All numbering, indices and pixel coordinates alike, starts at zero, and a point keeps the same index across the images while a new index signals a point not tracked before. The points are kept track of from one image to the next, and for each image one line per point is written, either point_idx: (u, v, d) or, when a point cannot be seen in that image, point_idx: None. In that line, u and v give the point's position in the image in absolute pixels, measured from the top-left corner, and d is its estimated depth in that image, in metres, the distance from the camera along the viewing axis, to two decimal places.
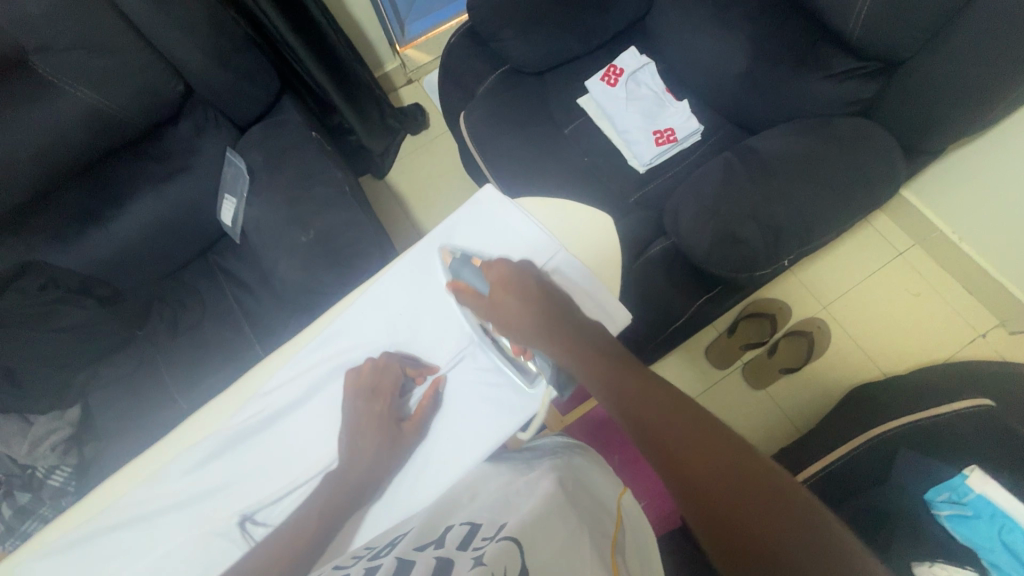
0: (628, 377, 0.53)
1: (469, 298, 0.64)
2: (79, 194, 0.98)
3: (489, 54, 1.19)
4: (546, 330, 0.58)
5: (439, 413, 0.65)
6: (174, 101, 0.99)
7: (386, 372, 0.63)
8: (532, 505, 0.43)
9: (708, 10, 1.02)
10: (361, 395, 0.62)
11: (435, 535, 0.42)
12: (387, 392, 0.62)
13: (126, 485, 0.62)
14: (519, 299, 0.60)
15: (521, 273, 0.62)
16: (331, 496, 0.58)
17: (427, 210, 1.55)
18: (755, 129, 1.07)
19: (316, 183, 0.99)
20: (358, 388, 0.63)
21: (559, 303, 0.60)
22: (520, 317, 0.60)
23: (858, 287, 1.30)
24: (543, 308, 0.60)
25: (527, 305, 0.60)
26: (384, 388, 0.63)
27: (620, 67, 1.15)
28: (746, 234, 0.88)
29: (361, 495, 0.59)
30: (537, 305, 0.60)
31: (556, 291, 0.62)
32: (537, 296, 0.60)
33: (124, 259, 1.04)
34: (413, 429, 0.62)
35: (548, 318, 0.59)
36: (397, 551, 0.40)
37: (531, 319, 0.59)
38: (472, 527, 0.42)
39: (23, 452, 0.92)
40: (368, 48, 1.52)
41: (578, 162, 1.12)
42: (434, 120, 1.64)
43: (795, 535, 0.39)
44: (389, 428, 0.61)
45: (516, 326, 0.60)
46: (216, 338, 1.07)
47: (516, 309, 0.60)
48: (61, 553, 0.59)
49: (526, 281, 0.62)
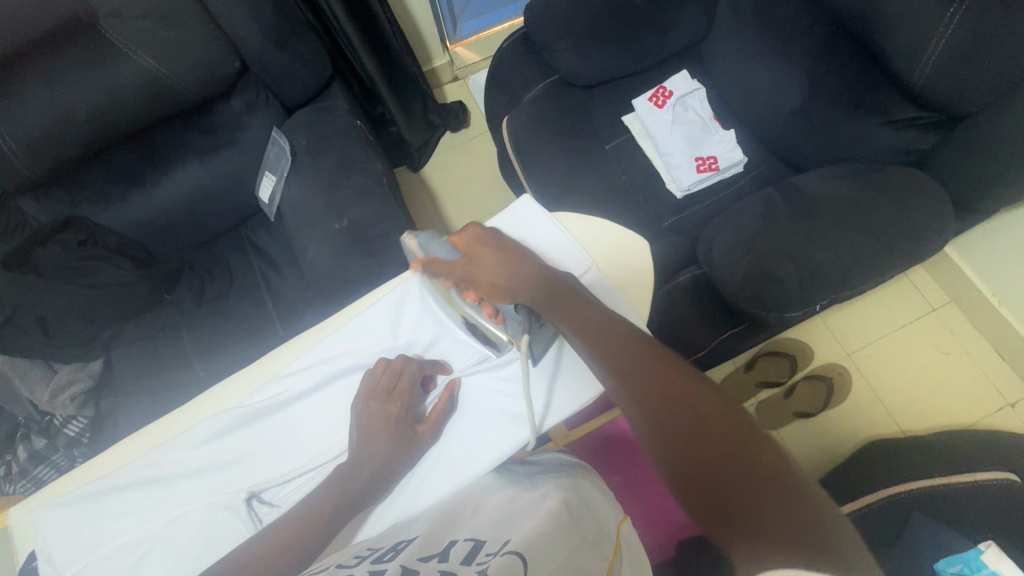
0: (626, 347, 0.52)
1: (442, 267, 0.63)
2: (129, 156, 1.02)
3: (541, 62, 1.19)
4: (534, 290, 0.59)
5: (453, 417, 0.64)
6: (230, 76, 1.00)
7: (404, 373, 0.63)
8: (536, 523, 0.43)
9: (769, 41, 1.00)
10: (375, 398, 0.61)
11: (438, 547, 0.42)
12: (404, 394, 0.62)
13: (145, 446, 0.64)
14: (498, 257, 0.62)
15: (490, 237, 0.65)
16: (341, 491, 0.57)
17: (458, 209, 1.56)
18: (801, 168, 1.05)
19: (355, 173, 1.00)
20: (374, 390, 0.62)
21: (545, 272, 0.61)
22: (501, 275, 0.61)
23: (886, 339, 1.27)
24: (516, 265, 0.61)
25: (509, 261, 0.62)
26: (402, 391, 0.62)
27: (670, 90, 1.14)
28: (780, 274, 0.86)
29: (374, 488, 0.58)
30: (517, 261, 0.62)
31: (535, 258, 0.63)
32: (516, 256, 0.62)
33: (161, 223, 1.07)
34: (427, 433, 0.62)
35: (531, 281, 0.60)
36: (402, 558, 0.40)
37: (519, 287, 0.60)
38: (476, 544, 0.41)
39: (44, 399, 0.97)
40: (420, 43, 1.53)
41: (616, 179, 1.12)
42: (476, 120, 1.65)
43: (774, 514, 0.37)
44: (403, 431, 0.60)
45: (495, 279, 0.61)
46: (240, 311, 1.09)
47: (505, 287, 0.60)
48: (69, 505, 0.60)
49: (508, 248, 0.64)
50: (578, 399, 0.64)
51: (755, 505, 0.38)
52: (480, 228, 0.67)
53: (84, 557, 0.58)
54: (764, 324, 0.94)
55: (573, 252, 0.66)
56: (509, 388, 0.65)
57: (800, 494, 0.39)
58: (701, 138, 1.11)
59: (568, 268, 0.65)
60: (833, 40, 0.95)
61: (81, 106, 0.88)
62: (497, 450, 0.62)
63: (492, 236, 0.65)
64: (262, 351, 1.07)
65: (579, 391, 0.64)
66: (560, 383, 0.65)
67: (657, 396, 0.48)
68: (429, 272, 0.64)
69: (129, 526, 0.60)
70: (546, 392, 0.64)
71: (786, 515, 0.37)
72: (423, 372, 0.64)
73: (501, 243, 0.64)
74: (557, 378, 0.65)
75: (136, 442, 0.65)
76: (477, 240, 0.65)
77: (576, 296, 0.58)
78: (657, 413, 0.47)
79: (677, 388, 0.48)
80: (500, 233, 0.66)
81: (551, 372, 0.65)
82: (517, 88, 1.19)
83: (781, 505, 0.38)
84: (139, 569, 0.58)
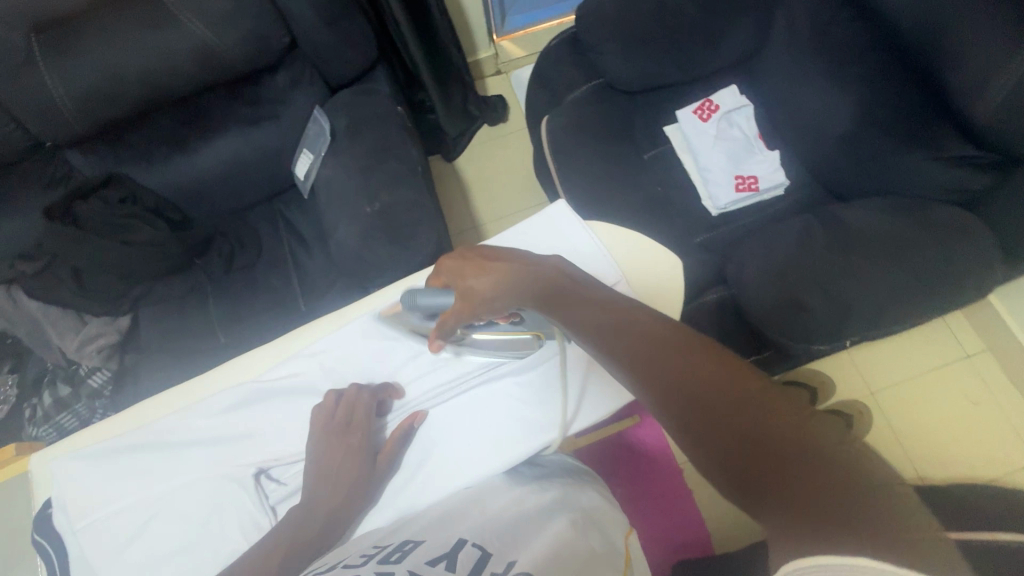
0: (631, 332, 0.47)
1: (453, 321, 0.60)
2: (173, 121, 1.04)
3: (587, 64, 1.17)
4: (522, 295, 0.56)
5: (412, 451, 0.62)
6: (278, 52, 1.01)
7: (359, 406, 0.61)
8: (543, 544, 0.41)
9: (825, 62, 0.96)
10: (332, 431, 0.59)
11: (447, 548, 0.41)
12: (361, 426, 0.59)
13: (164, 409, 0.66)
14: (491, 267, 0.58)
15: (468, 253, 0.62)
16: (293, 529, 0.54)
17: (488, 203, 1.55)
18: (846, 197, 1.01)
19: (390, 158, 1.00)
20: (329, 424, 0.60)
21: (530, 270, 0.56)
22: (492, 290, 0.57)
23: (911, 381, 1.23)
24: (501, 270, 0.57)
25: (490, 272, 0.58)
26: (358, 423, 0.59)
27: (716, 104, 1.12)
28: (812, 304, 0.84)
29: (349, 508, 0.56)
30: (516, 265, 0.57)
31: (521, 256, 0.59)
32: (512, 263, 0.58)
33: (199, 189, 1.10)
34: (385, 464, 0.60)
35: (517, 286, 0.56)
36: (410, 562, 0.39)
37: (512, 298, 0.56)
38: (483, 553, 0.40)
39: (73, 347, 1.01)
40: (468, 33, 1.53)
41: (651, 190, 1.10)
42: (515, 116, 1.64)
43: (820, 481, 0.35)
44: (361, 463, 0.58)
45: (486, 296, 0.58)
46: (265, 283, 1.11)
47: (498, 301, 0.57)
48: (86, 457, 0.61)
49: (505, 254, 0.60)
50: (611, 404, 0.62)
51: (819, 512, 0.34)
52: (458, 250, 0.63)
53: (94, 512, 0.59)
54: (790, 353, 0.91)
55: (604, 261, 0.64)
56: (532, 390, 0.63)
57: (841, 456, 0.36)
58: (743, 156, 1.09)
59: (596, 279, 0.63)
60: (891, 66, 0.91)
61: (134, 68, 0.91)
62: (503, 456, 0.60)
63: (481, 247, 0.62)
64: (281, 324, 1.08)
65: (610, 396, 0.62)
66: (589, 389, 0.63)
67: (683, 402, 0.42)
68: (446, 327, 0.61)
69: (134, 488, 0.60)
70: (580, 393, 0.63)
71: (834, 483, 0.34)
72: (376, 398, 0.62)
73: (495, 251, 0.61)
74: (587, 380, 0.63)
75: (155, 406, 0.66)
76: (462, 255, 0.62)
77: (580, 291, 0.53)
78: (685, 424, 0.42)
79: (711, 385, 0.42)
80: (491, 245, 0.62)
81: (581, 375, 0.63)
82: (560, 88, 1.18)
83: (828, 472, 0.35)
84: (144, 531, 0.58)
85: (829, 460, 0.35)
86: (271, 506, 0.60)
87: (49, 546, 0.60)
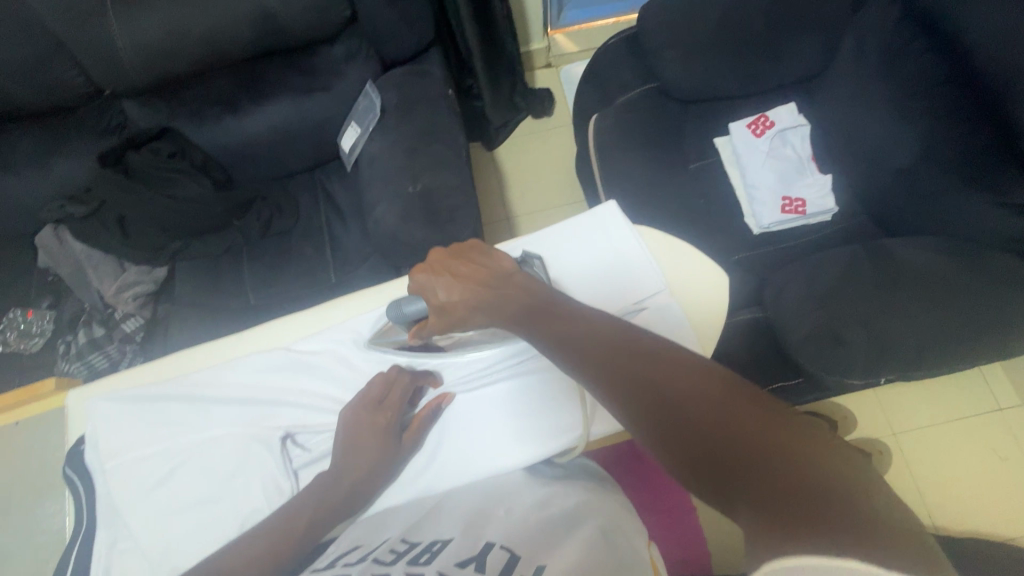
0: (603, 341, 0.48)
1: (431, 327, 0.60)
2: (228, 82, 1.06)
3: (642, 66, 1.15)
4: (489, 311, 0.56)
5: (434, 434, 0.62)
6: (337, 24, 1.01)
7: (396, 384, 0.61)
8: (573, 551, 0.40)
9: (892, 90, 0.92)
10: (366, 405, 0.59)
11: (476, 550, 0.41)
12: (394, 405, 0.59)
13: (197, 363, 0.68)
14: (463, 279, 0.58)
15: (444, 258, 0.60)
16: (321, 500, 0.55)
17: (523, 196, 1.55)
18: (897, 232, 0.98)
19: (437, 141, 1.00)
20: (365, 397, 0.60)
21: (505, 286, 0.56)
22: (463, 306, 0.58)
23: (937, 427, 1.20)
24: (476, 287, 0.57)
25: (465, 286, 0.57)
26: (392, 401, 0.59)
27: (772, 120, 1.09)
28: (851, 337, 0.82)
29: (368, 485, 0.57)
30: (487, 279, 0.57)
31: (494, 268, 0.58)
32: (486, 274, 0.58)
33: (245, 152, 1.11)
34: (409, 444, 0.60)
35: (483, 305, 0.56)
36: (439, 563, 0.39)
37: (482, 315, 0.57)
38: (513, 556, 0.40)
39: (110, 292, 1.04)
40: (523, 23, 1.52)
41: (693, 201, 1.07)
42: (560, 112, 1.62)
43: (782, 467, 0.35)
44: (390, 441, 0.58)
45: (460, 316, 0.58)
46: (298, 252, 1.12)
47: (471, 318, 0.58)
48: (121, 400, 0.63)
49: (480, 263, 0.59)
50: None
51: (788, 506, 0.33)
52: (443, 249, 0.62)
53: (124, 455, 0.60)
54: (820, 384, 0.89)
55: (648, 270, 0.62)
56: (559, 387, 0.62)
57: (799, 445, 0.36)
58: (793, 177, 1.07)
59: (638, 287, 0.62)
60: (963, 101, 0.85)
61: (198, 26, 0.92)
62: (525, 452, 0.59)
63: (457, 250, 0.60)
64: (311, 293, 1.09)
65: None
66: None
67: (650, 413, 0.43)
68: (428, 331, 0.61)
69: (161, 436, 0.61)
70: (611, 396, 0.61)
71: (795, 468, 0.35)
72: (416, 383, 0.62)
73: (471, 256, 0.60)
74: None
75: (191, 358, 0.68)
76: (438, 260, 0.60)
77: (561, 304, 0.53)
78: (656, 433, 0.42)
79: (680, 393, 0.42)
80: (470, 247, 0.61)
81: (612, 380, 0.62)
82: (612, 88, 1.16)
83: (788, 463, 0.35)
84: (170, 478, 0.60)
85: (788, 449, 0.36)
86: (294, 469, 0.61)
87: (77, 480, 0.62)
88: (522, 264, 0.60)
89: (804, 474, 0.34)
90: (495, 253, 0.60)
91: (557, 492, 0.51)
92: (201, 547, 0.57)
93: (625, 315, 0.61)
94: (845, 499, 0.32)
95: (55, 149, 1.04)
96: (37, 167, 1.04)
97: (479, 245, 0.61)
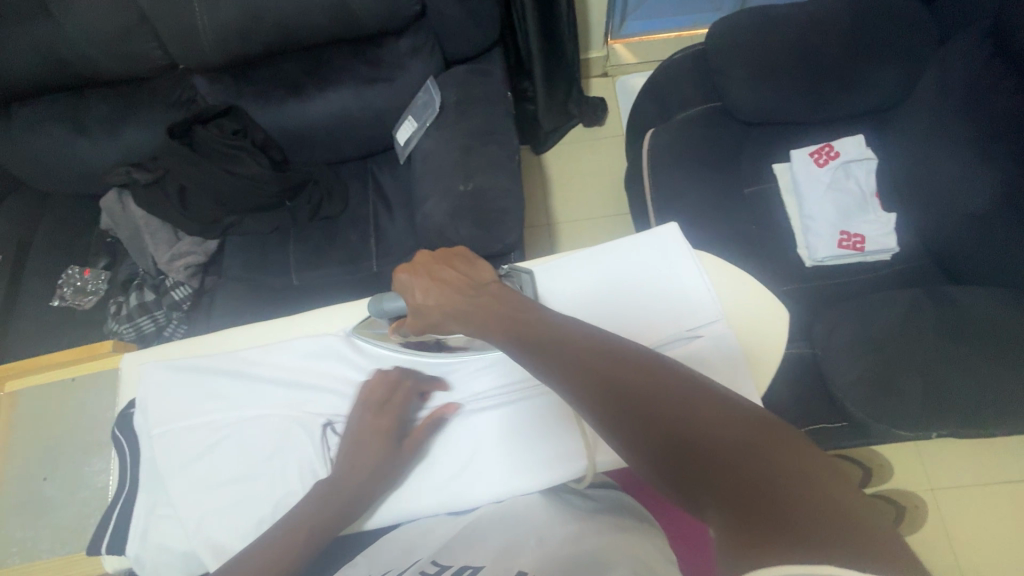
0: (588, 347, 0.46)
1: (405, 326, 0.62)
2: (295, 66, 1.08)
3: (705, 84, 1.12)
4: (463, 323, 0.54)
5: (439, 445, 0.62)
6: (407, 19, 1.01)
7: (398, 387, 0.62)
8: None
9: (974, 130, 0.87)
10: (369, 408, 0.61)
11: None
12: (395, 408, 0.60)
13: (247, 342, 0.69)
14: (441, 284, 0.57)
15: (424, 261, 0.59)
16: (321, 505, 0.55)
17: (566, 204, 1.54)
18: (961, 280, 0.93)
19: (492, 142, 1.00)
20: (367, 398, 0.61)
21: (490, 296, 0.54)
22: (439, 312, 0.56)
23: (980, 488, 1.13)
24: (455, 295, 0.55)
25: (443, 293, 0.56)
26: (395, 403, 0.61)
27: (836, 150, 1.05)
28: (903, 385, 0.79)
29: (371, 488, 0.57)
30: (464, 286, 0.55)
31: (474, 278, 0.56)
32: (466, 282, 0.56)
33: (303, 136, 1.13)
34: (411, 449, 0.60)
35: (459, 316, 0.55)
36: None
37: (458, 326, 0.56)
38: None
39: (164, 259, 1.09)
40: (585, 31, 1.51)
41: (745, 226, 1.04)
42: (613, 122, 1.60)
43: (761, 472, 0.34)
44: (389, 446, 0.59)
45: (438, 324, 0.57)
46: (344, 238, 1.14)
47: (449, 325, 0.57)
48: (175, 369, 0.65)
49: (464, 270, 0.57)
50: None
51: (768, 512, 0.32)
52: (430, 253, 0.60)
53: (169, 422, 0.62)
54: (865, 431, 0.85)
55: (704, 297, 0.61)
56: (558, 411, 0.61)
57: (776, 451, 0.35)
58: (854, 213, 1.02)
59: (694, 314, 0.60)
60: None
61: (274, 9, 0.95)
62: (553, 470, 0.57)
63: (442, 255, 0.59)
64: (352, 280, 1.11)
65: None
66: None
67: (627, 409, 0.41)
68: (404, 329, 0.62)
69: (206, 410, 0.63)
70: None
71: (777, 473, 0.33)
72: (419, 387, 0.63)
73: (455, 262, 0.58)
74: None
75: (242, 335, 0.70)
76: (422, 262, 0.59)
77: (541, 313, 0.51)
78: (624, 427, 0.41)
79: (650, 385, 0.41)
80: (458, 253, 0.59)
81: None
82: (672, 103, 1.14)
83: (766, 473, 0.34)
84: (210, 451, 0.61)
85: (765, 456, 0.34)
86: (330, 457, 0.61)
87: (124, 442, 0.64)
88: (504, 277, 0.64)
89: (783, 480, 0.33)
90: (478, 263, 0.58)
91: (595, 520, 0.50)
92: (231, 524, 0.58)
93: (680, 341, 0.59)
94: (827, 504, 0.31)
95: (127, 117, 1.09)
96: (110, 133, 1.09)
97: (466, 253, 0.59)
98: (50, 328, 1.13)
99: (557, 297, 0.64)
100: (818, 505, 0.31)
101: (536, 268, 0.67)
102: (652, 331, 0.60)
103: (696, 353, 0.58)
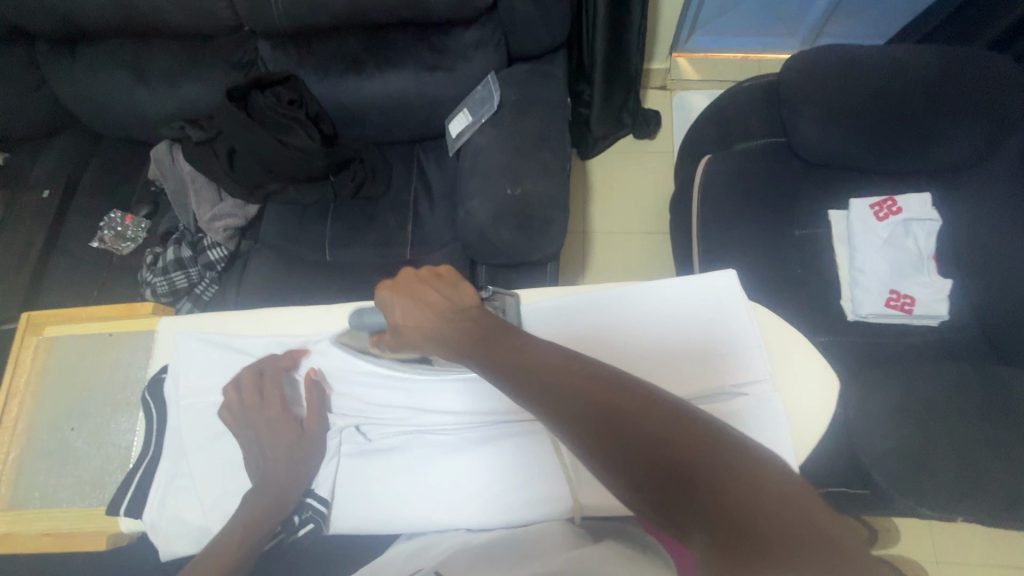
0: (564, 376, 0.42)
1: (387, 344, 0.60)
2: (359, 42, 1.07)
3: (771, 116, 1.08)
4: (446, 346, 0.52)
5: (394, 438, 0.62)
6: (477, 10, 0.99)
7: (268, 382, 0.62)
8: None
9: None
10: (252, 407, 0.60)
11: None
12: (274, 399, 0.61)
13: (283, 325, 0.69)
14: (424, 306, 0.55)
15: (406, 275, 0.57)
16: (253, 507, 0.56)
17: (605, 214, 1.51)
18: (1012, 360, 0.90)
19: (546, 149, 0.98)
20: (251, 403, 0.61)
21: (478, 318, 0.52)
22: (417, 332, 0.55)
23: (989, 568, 1.10)
24: (441, 316, 0.53)
25: (424, 314, 0.54)
26: (273, 397, 0.61)
27: (900, 206, 0.99)
28: (935, 463, 0.77)
29: (297, 470, 0.59)
30: (447, 309, 0.54)
31: (455, 300, 0.54)
32: (445, 304, 0.54)
33: (356, 113, 1.12)
34: (312, 426, 0.61)
35: (439, 338, 0.53)
36: None
37: (438, 347, 0.54)
38: None
39: (205, 217, 1.10)
40: (651, 41, 1.46)
41: (790, 268, 1.01)
42: (665, 137, 1.56)
43: (746, 491, 0.33)
44: (285, 434, 0.60)
45: (415, 340, 0.56)
46: (383, 221, 1.14)
47: (427, 347, 0.55)
48: (209, 343, 0.65)
49: (445, 293, 0.55)
50: None
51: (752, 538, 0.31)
52: (413, 272, 0.58)
53: (200, 395, 0.63)
54: (887, 502, 0.82)
55: (754, 355, 0.59)
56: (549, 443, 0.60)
57: (752, 469, 0.34)
58: (907, 272, 0.98)
59: (741, 370, 0.58)
60: None
61: None
62: (557, 499, 0.57)
63: (425, 274, 0.57)
64: (386, 264, 1.11)
65: None
66: None
67: (608, 438, 0.38)
68: (382, 346, 0.61)
69: None
70: None
71: (761, 494, 0.33)
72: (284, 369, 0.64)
73: (439, 283, 0.56)
74: None
75: (274, 319, 0.70)
76: (405, 280, 0.57)
77: (518, 336, 0.49)
78: (608, 457, 0.37)
79: (626, 407, 0.38)
80: (442, 272, 0.57)
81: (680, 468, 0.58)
82: (734, 131, 1.10)
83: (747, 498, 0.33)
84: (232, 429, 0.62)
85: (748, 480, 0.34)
86: (355, 458, 0.62)
87: (152, 406, 0.65)
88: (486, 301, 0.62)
89: (764, 501, 0.33)
90: (460, 285, 0.56)
91: (607, 544, 0.49)
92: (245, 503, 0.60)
93: (724, 396, 0.58)
94: (803, 523, 0.32)
95: (187, 70, 1.09)
96: (167, 85, 1.10)
97: (450, 273, 0.58)
98: (87, 269, 1.15)
99: (600, 326, 0.63)
100: (799, 521, 0.32)
101: (578, 296, 0.65)
102: (694, 380, 0.58)
103: (737, 409, 0.57)
